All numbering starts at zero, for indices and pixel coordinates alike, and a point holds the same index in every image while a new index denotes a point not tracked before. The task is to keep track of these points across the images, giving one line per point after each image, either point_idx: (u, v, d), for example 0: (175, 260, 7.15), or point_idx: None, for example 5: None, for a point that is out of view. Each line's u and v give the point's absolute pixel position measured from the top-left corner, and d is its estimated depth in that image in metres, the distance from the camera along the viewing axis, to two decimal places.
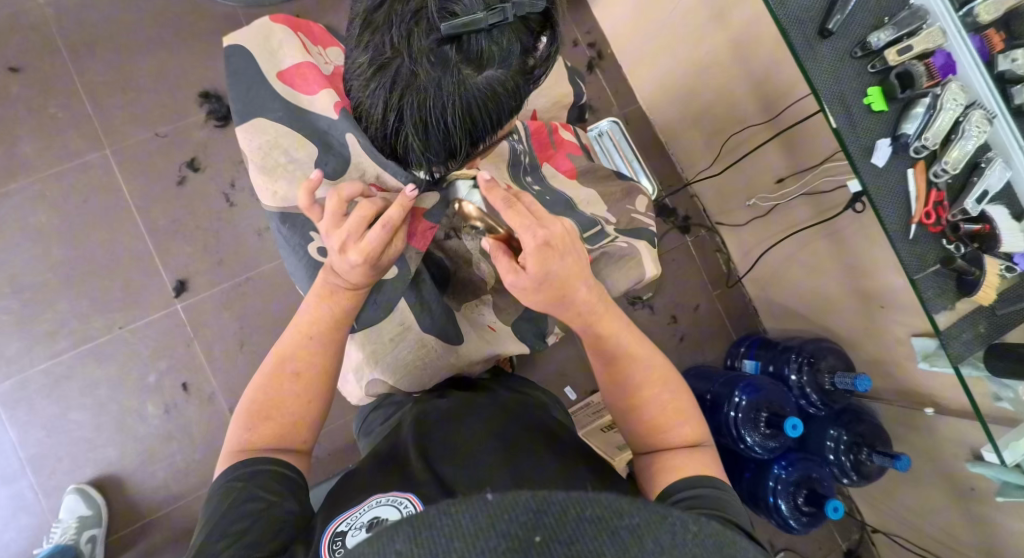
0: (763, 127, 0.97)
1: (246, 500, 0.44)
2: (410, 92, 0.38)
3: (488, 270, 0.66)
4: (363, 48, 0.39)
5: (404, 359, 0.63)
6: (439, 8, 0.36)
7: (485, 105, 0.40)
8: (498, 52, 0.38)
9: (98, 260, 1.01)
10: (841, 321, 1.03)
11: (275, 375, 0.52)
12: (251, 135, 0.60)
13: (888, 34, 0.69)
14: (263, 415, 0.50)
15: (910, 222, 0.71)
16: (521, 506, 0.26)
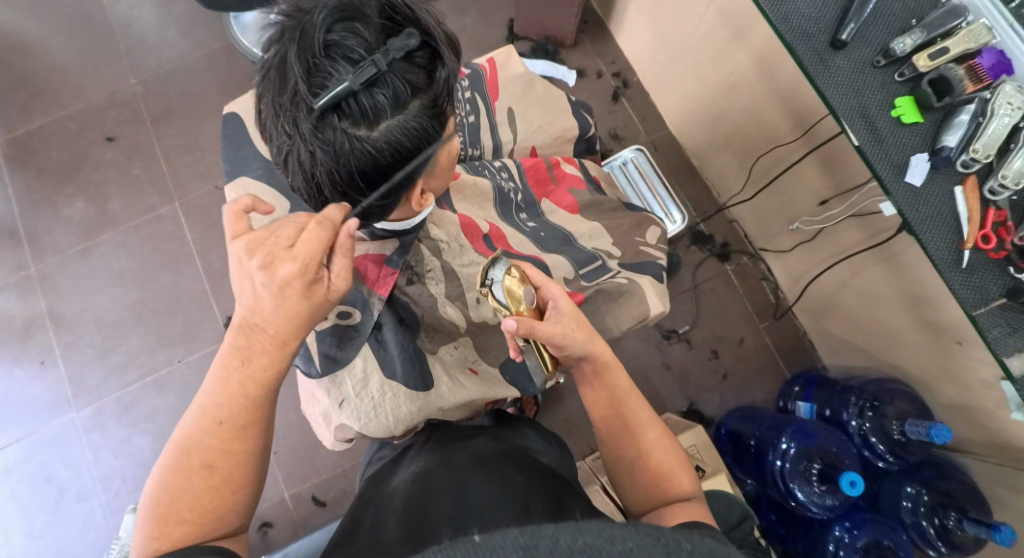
0: (796, 145, 0.89)
1: None
2: (317, 166, 0.44)
3: (456, 314, 0.65)
4: (274, 139, 0.46)
5: (370, 407, 0.58)
6: (309, 89, 0.41)
7: (389, 153, 0.44)
8: (385, 101, 0.42)
9: (165, 300, 1.13)
10: (909, 358, 0.89)
11: (179, 469, 0.42)
12: (235, 193, 0.64)
13: (914, 38, 0.60)
14: (170, 520, 0.41)
15: (962, 247, 0.59)
16: (508, 543, 0.22)
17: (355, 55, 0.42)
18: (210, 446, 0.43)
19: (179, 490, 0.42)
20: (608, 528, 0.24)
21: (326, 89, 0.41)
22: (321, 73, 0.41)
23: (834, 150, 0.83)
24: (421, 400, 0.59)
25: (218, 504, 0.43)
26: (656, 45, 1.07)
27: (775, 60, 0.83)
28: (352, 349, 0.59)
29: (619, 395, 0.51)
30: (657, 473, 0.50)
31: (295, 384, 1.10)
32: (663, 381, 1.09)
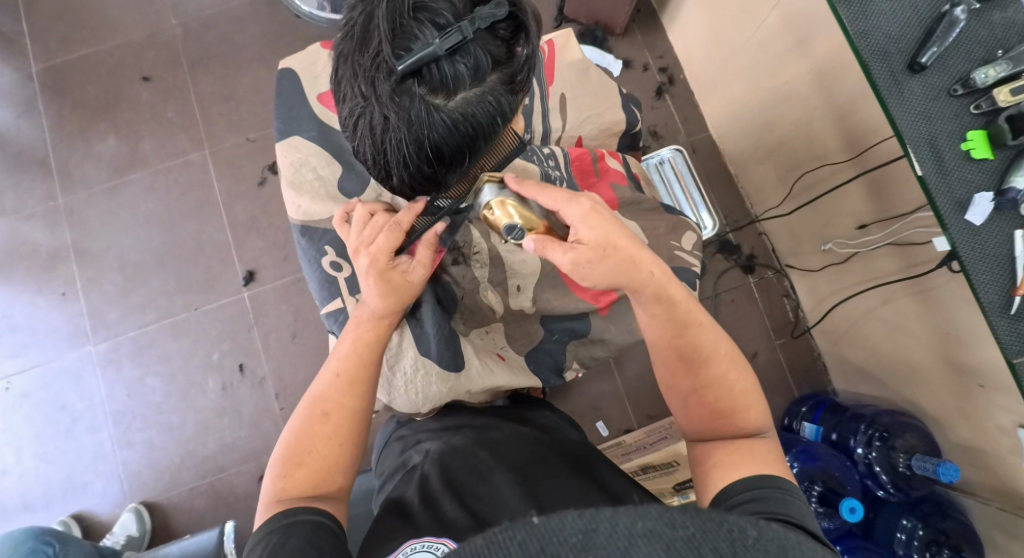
0: (845, 165, 0.87)
1: (299, 531, 0.46)
2: (386, 133, 0.41)
3: (496, 300, 0.68)
4: (345, 103, 0.43)
5: (402, 381, 0.63)
6: (392, 50, 0.38)
7: (463, 128, 0.41)
8: (467, 71, 0.39)
9: (188, 247, 1.14)
10: (925, 392, 0.88)
11: (308, 419, 0.54)
12: (288, 153, 0.64)
13: (998, 70, 0.60)
14: (296, 460, 0.52)
15: (1014, 292, 0.59)
16: (566, 527, 0.25)
17: (441, 19, 0.39)
18: (325, 408, 0.54)
19: (307, 435, 0.53)
20: (671, 513, 0.26)
21: (409, 52, 0.39)
22: (405, 34, 0.38)
23: (887, 175, 0.80)
24: (451, 381, 0.63)
25: (333, 451, 0.53)
26: (711, 42, 1.04)
27: (837, 74, 0.81)
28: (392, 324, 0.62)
29: (689, 321, 0.55)
30: (723, 408, 0.53)
31: (307, 344, 1.11)
32: None
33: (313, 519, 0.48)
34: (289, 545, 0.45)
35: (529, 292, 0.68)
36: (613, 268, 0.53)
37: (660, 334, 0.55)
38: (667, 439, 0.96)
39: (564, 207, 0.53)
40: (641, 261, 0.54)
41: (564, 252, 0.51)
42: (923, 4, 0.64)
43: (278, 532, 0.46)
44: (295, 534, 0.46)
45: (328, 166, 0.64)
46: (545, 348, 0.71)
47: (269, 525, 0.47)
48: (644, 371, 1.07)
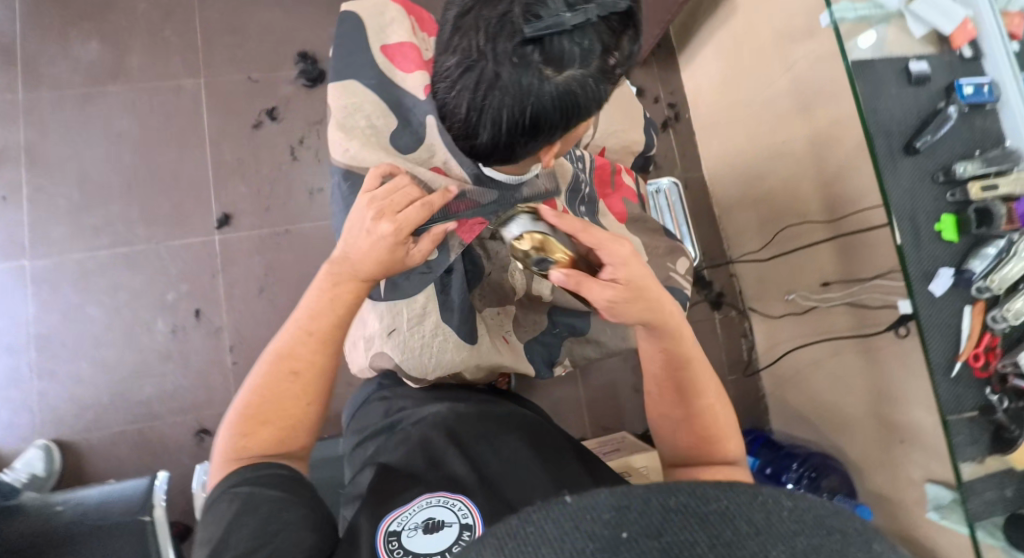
0: (821, 226, 0.96)
1: (255, 503, 0.45)
2: (492, 92, 0.42)
3: (521, 282, 0.66)
4: (452, 56, 0.44)
5: (418, 342, 0.62)
6: (522, 12, 0.39)
7: (562, 104, 0.43)
8: (581, 51, 0.41)
9: (161, 176, 1.06)
10: (851, 440, 0.99)
11: (275, 377, 0.50)
12: (343, 93, 0.62)
13: (974, 167, 0.70)
14: (258, 420, 0.50)
15: (956, 358, 0.69)
16: (600, 503, 0.23)
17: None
18: (291, 364, 0.51)
19: (272, 392, 0.50)
20: (701, 488, 0.23)
21: (537, 19, 0.39)
22: (538, 1, 0.39)
23: (857, 242, 0.90)
24: (465, 351, 0.63)
25: (294, 413, 0.51)
26: (721, 91, 1.12)
27: (830, 143, 0.90)
28: (415, 285, 0.60)
29: (682, 365, 0.57)
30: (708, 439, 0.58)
31: (273, 301, 1.07)
32: (631, 403, 1.11)
33: (276, 470, 0.48)
34: (267, 494, 0.46)
35: (551, 282, 0.68)
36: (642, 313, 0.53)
37: (652, 366, 0.59)
38: (620, 451, 1.00)
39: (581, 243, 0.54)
40: (665, 311, 0.54)
41: (602, 289, 0.51)
42: (923, 98, 0.73)
43: (245, 485, 0.46)
44: (268, 485, 0.46)
45: (381, 116, 0.62)
46: (547, 340, 0.73)
47: (229, 483, 0.47)
48: (605, 384, 1.11)
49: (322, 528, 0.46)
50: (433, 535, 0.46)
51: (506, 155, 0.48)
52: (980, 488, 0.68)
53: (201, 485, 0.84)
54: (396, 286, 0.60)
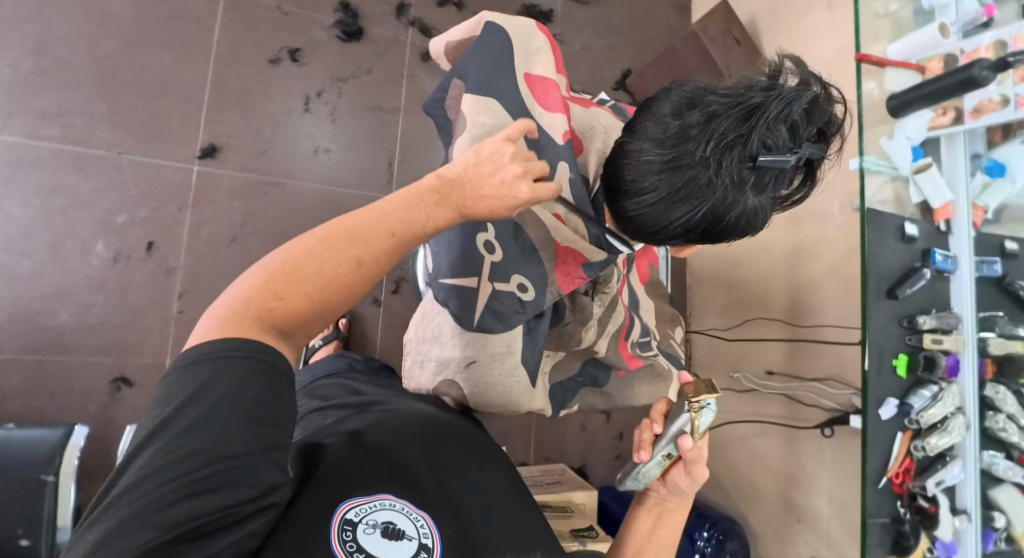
0: (780, 325, 1.09)
1: (243, 368, 0.38)
2: (697, 195, 0.43)
3: (591, 339, 0.68)
4: (661, 146, 0.44)
5: (492, 379, 0.60)
6: (759, 141, 0.43)
7: (740, 224, 0.47)
8: (775, 187, 0.46)
9: (144, 79, 0.91)
10: (754, 513, 1.13)
11: (335, 251, 0.40)
12: (480, 110, 0.57)
13: (931, 321, 0.84)
14: (298, 287, 0.39)
15: (885, 473, 0.81)
16: None
17: (791, 139, 0.45)
18: (362, 255, 0.40)
19: (325, 264, 0.40)
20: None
21: (764, 150, 0.43)
22: (770, 135, 0.44)
23: (807, 347, 1.04)
24: (529, 394, 0.63)
25: (319, 313, 0.41)
26: None
27: (808, 257, 1.04)
28: (501, 325, 0.58)
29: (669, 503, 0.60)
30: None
31: (240, 254, 0.95)
32: (574, 438, 1.19)
33: (265, 359, 0.39)
34: (229, 389, 0.37)
35: (608, 339, 0.71)
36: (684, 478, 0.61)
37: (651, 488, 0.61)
38: (561, 484, 1.09)
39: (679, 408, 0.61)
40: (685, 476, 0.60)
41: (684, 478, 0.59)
42: (908, 253, 0.86)
43: (222, 358, 0.38)
44: (245, 378, 0.38)
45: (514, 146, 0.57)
46: (568, 383, 0.73)
47: (227, 343, 0.38)
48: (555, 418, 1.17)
49: (275, 453, 0.39)
50: (390, 542, 0.43)
51: (650, 239, 0.50)
52: None
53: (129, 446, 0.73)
54: (484, 322, 0.58)
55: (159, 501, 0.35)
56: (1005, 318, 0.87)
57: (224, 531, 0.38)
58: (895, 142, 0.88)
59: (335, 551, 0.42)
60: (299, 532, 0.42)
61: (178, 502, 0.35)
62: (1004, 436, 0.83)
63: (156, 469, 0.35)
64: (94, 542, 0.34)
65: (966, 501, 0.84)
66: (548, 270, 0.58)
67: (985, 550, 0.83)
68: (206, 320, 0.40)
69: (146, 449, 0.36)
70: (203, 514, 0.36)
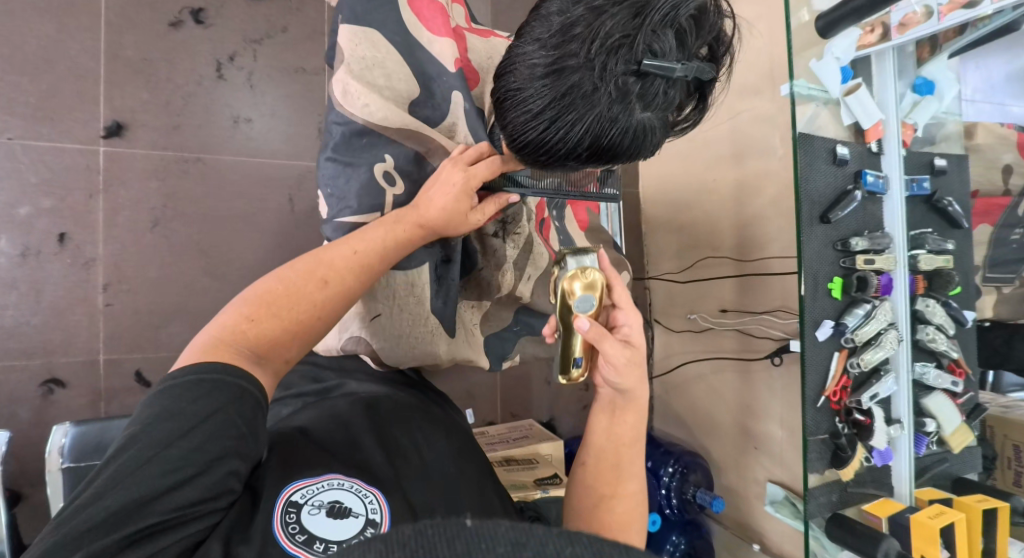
0: (730, 263, 1.11)
1: (220, 384, 0.41)
2: (580, 101, 0.42)
3: (511, 282, 0.68)
4: (546, 48, 0.43)
5: (403, 330, 0.59)
6: (645, 45, 0.42)
7: (631, 138, 0.46)
8: (665, 100, 0.45)
9: (28, 54, 0.84)
10: (714, 444, 1.19)
11: (304, 276, 0.47)
12: (359, 42, 0.56)
13: (864, 243, 0.86)
14: (273, 310, 0.46)
15: (823, 391, 0.84)
16: (497, 532, 0.25)
17: (681, 52, 0.45)
18: (324, 274, 0.48)
19: (297, 293, 0.46)
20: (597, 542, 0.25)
21: (651, 56, 0.43)
22: (656, 41, 0.43)
23: (756, 282, 1.06)
24: (446, 343, 0.63)
25: (295, 322, 0.46)
26: None
27: (752, 192, 1.05)
28: (406, 273, 0.57)
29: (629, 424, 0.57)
30: (623, 518, 0.54)
31: (164, 239, 0.92)
32: (540, 392, 1.22)
33: (236, 382, 0.42)
34: (194, 403, 0.40)
35: (533, 283, 0.70)
36: (630, 376, 0.55)
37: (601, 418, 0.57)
38: (527, 437, 1.11)
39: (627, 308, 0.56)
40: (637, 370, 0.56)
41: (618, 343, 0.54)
42: (840, 177, 0.87)
43: (190, 377, 0.41)
44: (216, 387, 0.41)
45: (401, 76, 0.57)
46: (505, 336, 0.73)
47: (198, 366, 0.42)
48: (518, 376, 1.19)
49: (235, 463, 0.40)
50: (334, 520, 0.40)
51: (543, 161, 0.49)
52: (816, 494, 0.83)
53: (57, 447, 0.74)
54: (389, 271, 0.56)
55: (121, 505, 0.35)
56: (934, 234, 0.90)
57: (178, 529, 0.37)
58: (825, 64, 0.87)
59: (277, 535, 0.39)
60: (242, 522, 0.40)
61: (140, 505, 0.36)
62: (933, 347, 0.88)
63: (120, 472, 0.36)
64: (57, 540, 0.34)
65: (900, 410, 0.89)
66: None
67: (917, 453, 0.89)
68: (187, 355, 0.44)
69: (110, 459, 0.37)
70: (162, 513, 0.36)
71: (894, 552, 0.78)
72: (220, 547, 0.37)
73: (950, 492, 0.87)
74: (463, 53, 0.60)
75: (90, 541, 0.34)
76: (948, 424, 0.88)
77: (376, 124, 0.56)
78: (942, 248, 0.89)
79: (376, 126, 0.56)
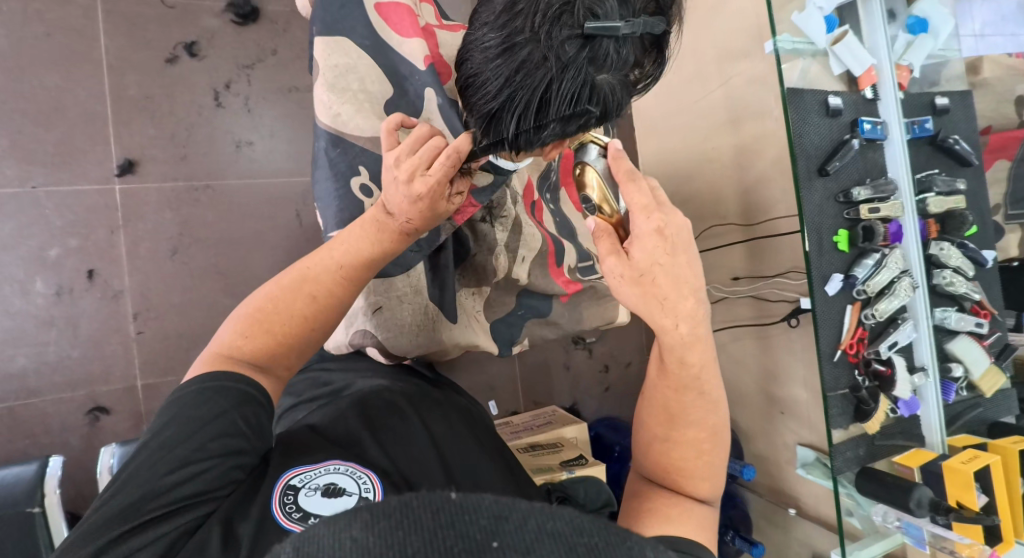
0: (737, 229, 1.11)
1: (215, 398, 0.44)
2: (531, 75, 0.44)
3: (505, 264, 0.70)
4: (495, 30, 0.46)
5: (406, 323, 0.62)
6: (584, 9, 0.43)
7: (591, 103, 0.47)
8: (618, 58, 0.45)
9: (39, 106, 0.89)
10: (741, 413, 1.18)
11: (292, 292, 0.48)
12: (331, 51, 0.59)
13: (866, 192, 0.84)
14: (266, 327, 0.48)
15: (839, 346, 0.82)
16: (481, 508, 0.25)
17: (624, 9, 0.44)
18: (310, 289, 0.49)
19: (287, 307, 0.48)
20: (579, 519, 0.25)
21: (592, 19, 0.43)
22: (597, 4, 0.43)
23: (764, 245, 1.05)
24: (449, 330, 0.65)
25: (301, 334, 0.49)
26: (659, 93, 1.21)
27: (750, 156, 1.04)
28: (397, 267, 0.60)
29: (693, 383, 0.46)
30: (675, 466, 0.47)
31: (186, 266, 0.97)
32: (560, 378, 1.23)
33: (242, 386, 0.46)
34: (199, 408, 0.43)
35: (528, 265, 0.72)
36: (641, 303, 0.44)
37: (653, 374, 0.49)
38: (551, 423, 1.13)
39: (639, 210, 0.43)
40: (679, 304, 0.43)
41: (606, 254, 0.44)
42: (836, 127, 0.85)
43: (194, 386, 0.45)
44: (218, 393, 0.44)
45: (375, 80, 0.60)
46: (511, 321, 0.75)
47: (203, 376, 0.45)
48: (537, 363, 1.21)
49: (239, 458, 0.44)
50: (330, 500, 0.43)
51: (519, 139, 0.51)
52: (842, 449, 0.81)
53: (107, 467, 0.79)
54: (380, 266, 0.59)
55: (130, 502, 0.39)
56: (942, 175, 0.89)
57: (181, 517, 0.40)
58: (807, 15, 0.84)
59: (275, 514, 0.41)
60: (239, 505, 0.42)
61: (146, 498, 0.39)
62: (952, 290, 0.86)
63: (133, 474, 0.40)
64: (73, 537, 0.38)
65: (924, 357, 0.87)
66: None
67: (946, 401, 0.87)
68: (198, 364, 0.48)
69: (127, 462, 0.41)
70: (165, 504, 0.40)
71: (928, 500, 0.77)
72: (220, 532, 0.40)
73: (986, 437, 0.86)
74: (434, 50, 0.60)
75: (107, 530, 0.38)
76: (976, 367, 0.87)
77: (349, 130, 0.58)
78: (953, 188, 0.88)
79: (352, 132, 0.58)
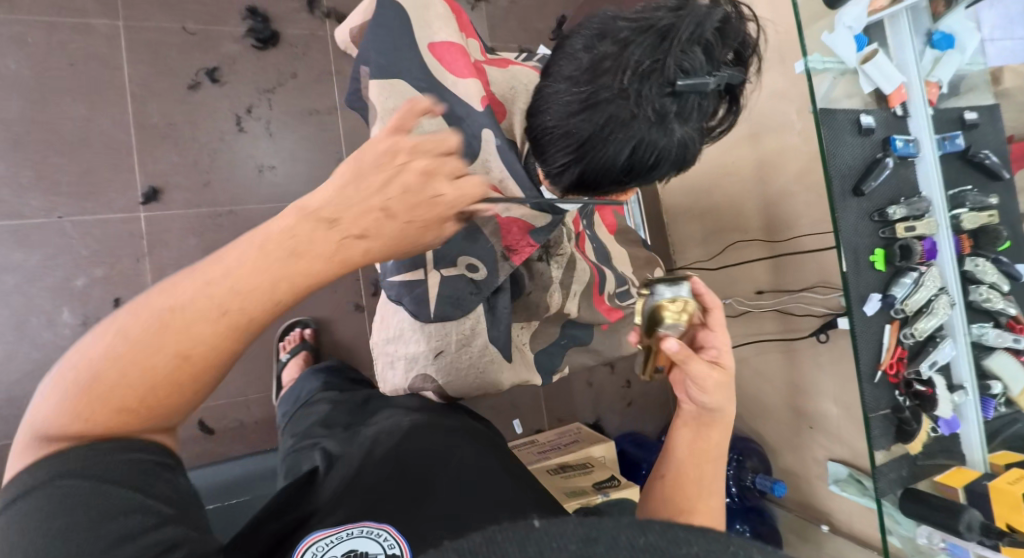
0: (760, 244, 1.10)
1: (87, 484, 0.31)
2: (621, 129, 0.44)
3: (558, 300, 0.69)
4: (578, 85, 0.45)
5: (464, 366, 0.62)
6: (675, 66, 0.43)
7: (675, 155, 0.47)
8: (702, 110, 0.46)
9: (63, 135, 0.88)
10: (768, 427, 1.18)
11: (150, 341, 0.32)
12: (386, 94, 0.56)
13: (901, 211, 0.84)
14: (115, 394, 0.32)
15: (879, 366, 0.81)
16: (567, 533, 0.24)
17: (709, 64, 0.46)
18: (182, 339, 0.32)
19: (142, 362, 0.32)
20: (671, 527, 0.25)
21: (682, 74, 0.44)
22: (686, 60, 0.44)
23: (789, 261, 1.05)
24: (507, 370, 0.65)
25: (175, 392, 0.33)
26: None
27: (773, 172, 1.04)
28: (458, 310, 0.59)
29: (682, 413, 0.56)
30: (678, 479, 0.52)
31: None
32: (583, 395, 1.22)
33: (117, 456, 0.32)
34: (68, 500, 0.30)
35: (578, 299, 0.72)
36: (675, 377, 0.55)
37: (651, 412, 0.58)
38: (579, 442, 1.12)
39: (720, 333, 0.56)
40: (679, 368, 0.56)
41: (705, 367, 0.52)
42: (868, 146, 0.85)
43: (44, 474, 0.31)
44: (86, 475, 0.31)
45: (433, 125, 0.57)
46: (550, 347, 0.74)
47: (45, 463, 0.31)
48: (561, 380, 1.20)
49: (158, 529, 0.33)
50: None
51: (591, 190, 0.51)
52: (885, 470, 0.80)
53: None
54: (444, 310, 0.58)
55: None
56: (974, 190, 0.88)
57: None
58: (837, 35, 0.83)
59: None
60: None
61: None
62: (989, 306, 0.85)
63: None
64: None
65: (962, 374, 0.87)
66: (495, 244, 0.58)
67: (985, 418, 0.86)
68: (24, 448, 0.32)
69: None
70: None
71: (979, 523, 0.77)
72: None
73: None
74: (487, 90, 0.60)
75: None
76: (1016, 384, 0.86)
77: None
78: (986, 204, 0.87)
79: None
